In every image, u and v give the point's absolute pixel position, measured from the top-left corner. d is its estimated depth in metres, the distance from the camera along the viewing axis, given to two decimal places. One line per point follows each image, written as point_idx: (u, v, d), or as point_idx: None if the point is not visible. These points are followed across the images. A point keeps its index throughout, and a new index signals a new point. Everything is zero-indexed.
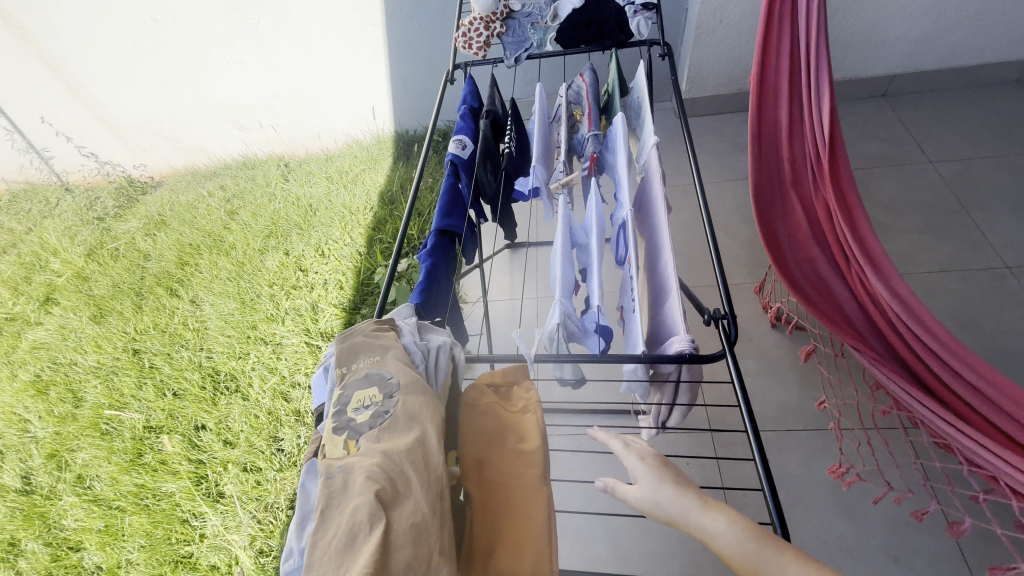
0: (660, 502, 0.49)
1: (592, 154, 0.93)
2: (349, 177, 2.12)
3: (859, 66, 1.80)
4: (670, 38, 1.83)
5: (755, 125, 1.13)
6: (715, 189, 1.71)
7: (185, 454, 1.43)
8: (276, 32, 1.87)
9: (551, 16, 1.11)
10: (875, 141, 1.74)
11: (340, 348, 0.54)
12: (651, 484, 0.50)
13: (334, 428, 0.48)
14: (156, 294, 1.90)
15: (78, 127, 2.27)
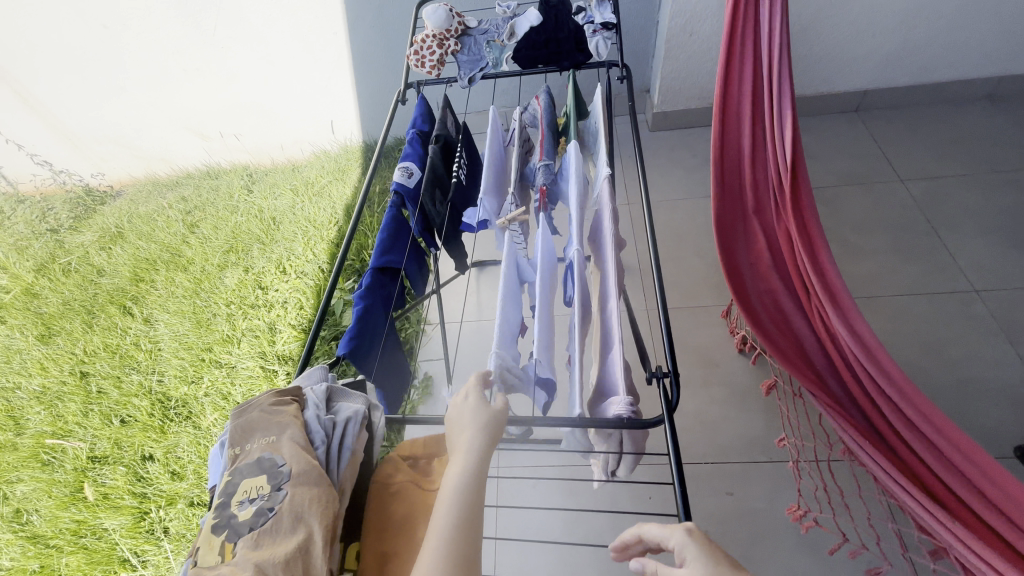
0: None
1: (542, 186, 0.88)
2: (315, 189, 2.05)
3: (831, 81, 1.78)
4: (642, 51, 1.79)
5: (718, 150, 1.09)
6: (686, 206, 1.67)
7: (130, 487, 1.36)
8: (234, 40, 1.80)
9: (507, 33, 1.05)
10: (846, 158, 1.72)
11: (234, 425, 0.49)
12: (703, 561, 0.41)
13: (214, 525, 0.43)
14: (109, 312, 1.81)
15: (30, 134, 2.16)
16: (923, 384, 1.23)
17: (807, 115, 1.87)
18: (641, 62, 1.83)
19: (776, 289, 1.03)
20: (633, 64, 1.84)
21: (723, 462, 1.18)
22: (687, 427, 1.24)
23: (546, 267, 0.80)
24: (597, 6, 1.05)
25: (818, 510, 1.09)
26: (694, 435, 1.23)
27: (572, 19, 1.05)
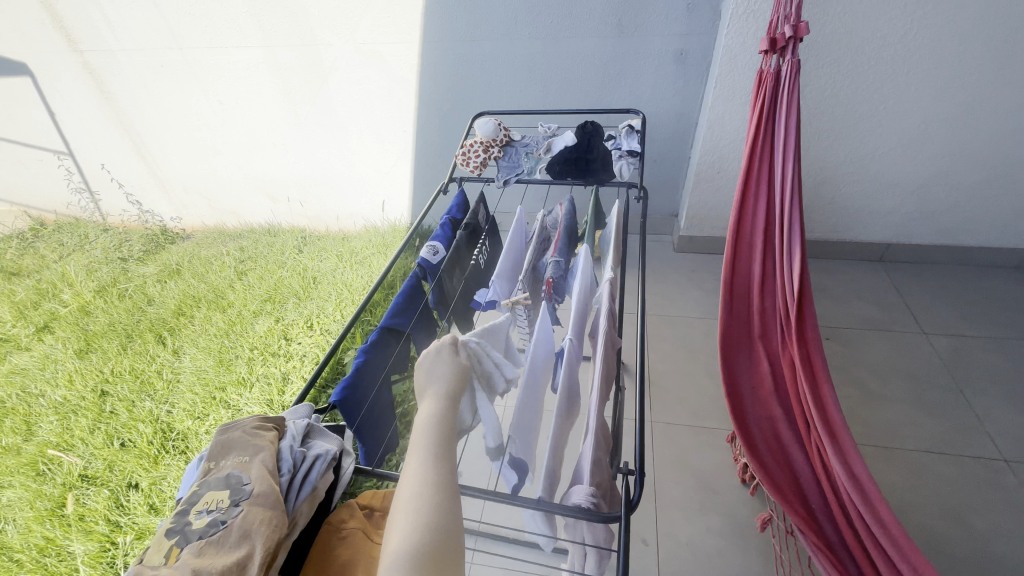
0: None
1: (550, 280, 0.95)
2: (357, 258, 2.22)
3: (853, 231, 1.86)
4: (673, 180, 1.96)
5: (728, 275, 1.14)
6: (702, 325, 1.70)
7: (106, 514, 1.35)
8: (319, 125, 2.10)
9: (544, 148, 1.23)
10: (867, 304, 1.74)
11: (215, 440, 0.52)
12: None
13: (170, 529, 0.46)
14: (144, 339, 1.94)
15: (132, 179, 2.51)
16: (943, 554, 1.12)
17: (830, 258, 1.93)
18: (672, 189, 1.99)
19: (777, 419, 1.02)
20: (664, 189, 1.99)
21: None
22: (675, 555, 1.16)
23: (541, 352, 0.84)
24: (625, 138, 1.22)
25: None
26: (682, 565, 1.14)
27: (602, 143, 1.18)
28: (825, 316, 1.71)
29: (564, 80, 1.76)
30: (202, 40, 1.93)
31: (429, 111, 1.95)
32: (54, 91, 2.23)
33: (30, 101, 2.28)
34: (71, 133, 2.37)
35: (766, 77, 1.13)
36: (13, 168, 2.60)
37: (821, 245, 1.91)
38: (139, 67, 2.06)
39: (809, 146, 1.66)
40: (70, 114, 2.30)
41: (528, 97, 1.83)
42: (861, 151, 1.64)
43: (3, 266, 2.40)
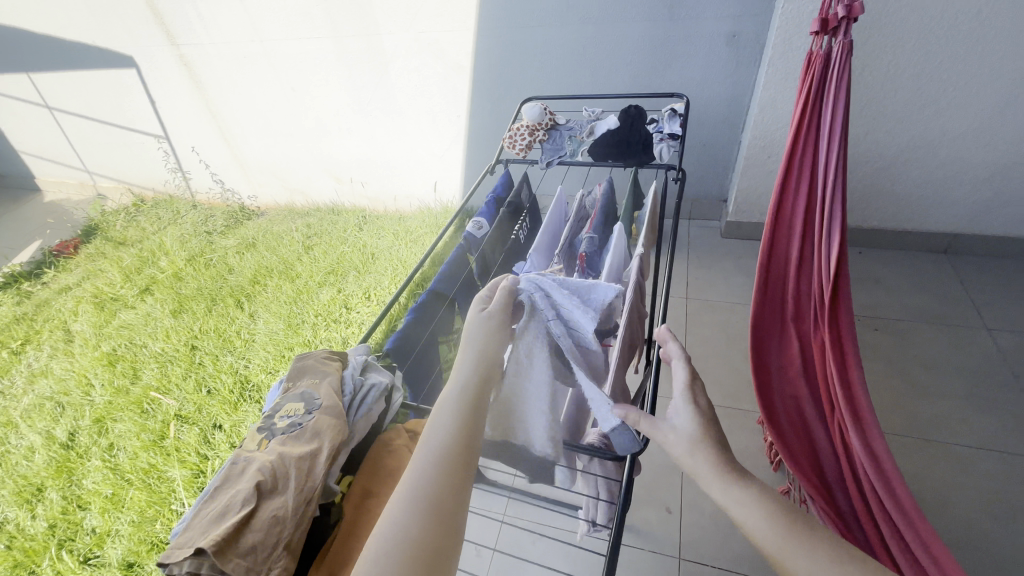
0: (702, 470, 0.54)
1: (583, 255, 1.03)
2: (411, 236, 2.37)
3: (916, 220, 1.77)
4: (722, 166, 1.94)
5: (765, 257, 1.16)
6: (743, 311, 1.70)
7: (197, 447, 1.57)
8: (381, 111, 2.24)
9: (587, 132, 1.29)
10: (926, 296, 1.67)
11: (293, 366, 0.65)
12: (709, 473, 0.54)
13: (259, 427, 0.58)
14: (226, 303, 2.19)
15: (217, 160, 2.79)
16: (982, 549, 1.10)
17: (889, 248, 1.85)
18: (721, 175, 1.97)
19: (802, 398, 1.05)
20: (713, 174, 1.98)
21: (732, 570, 1.12)
22: (698, 524, 1.20)
23: None
24: (668, 121, 1.25)
25: None
26: (704, 534, 1.19)
27: (644, 127, 1.22)
28: (877, 306, 1.65)
29: (613, 64, 1.79)
30: (280, 32, 2.11)
31: (482, 97, 2.04)
32: (155, 82, 2.51)
33: (135, 90, 2.58)
34: (167, 118, 2.67)
35: (816, 59, 1.12)
36: (120, 150, 2.95)
37: (879, 234, 1.83)
38: (225, 58, 2.29)
39: (868, 130, 1.60)
40: (166, 102, 2.58)
41: (578, 82, 1.88)
42: (927, 134, 1.56)
43: (111, 236, 2.76)
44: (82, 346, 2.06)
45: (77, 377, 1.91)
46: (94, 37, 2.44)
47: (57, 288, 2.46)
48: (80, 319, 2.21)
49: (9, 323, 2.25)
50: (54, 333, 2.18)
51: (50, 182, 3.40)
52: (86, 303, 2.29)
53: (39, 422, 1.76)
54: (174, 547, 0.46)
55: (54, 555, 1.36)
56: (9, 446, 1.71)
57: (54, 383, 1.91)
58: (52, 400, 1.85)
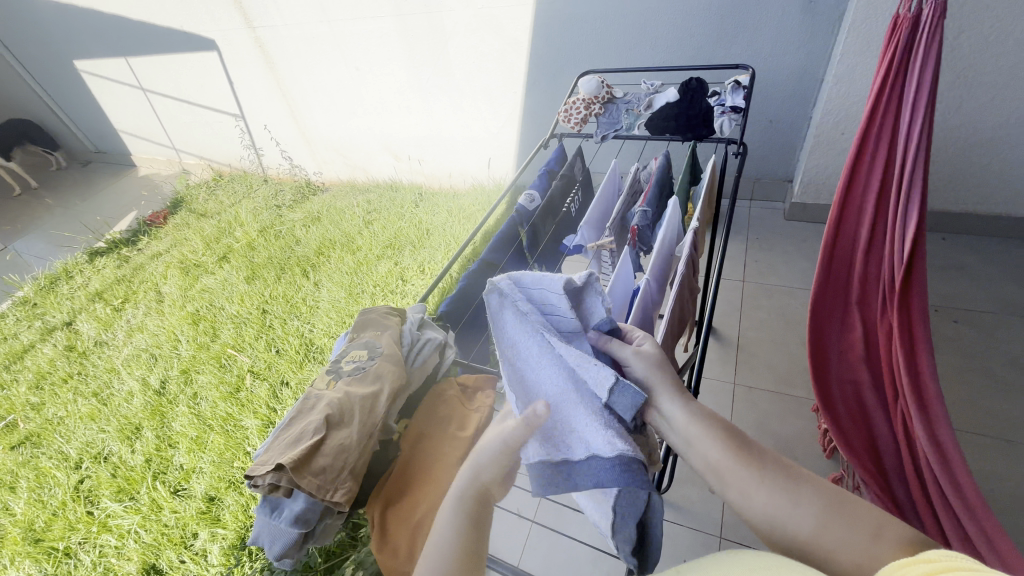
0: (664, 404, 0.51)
1: (635, 227, 1.02)
2: (465, 213, 2.42)
3: (1013, 203, 1.60)
4: (790, 143, 1.83)
5: (830, 237, 1.10)
6: (804, 296, 1.62)
7: (267, 401, 1.72)
8: (439, 88, 2.29)
9: (645, 105, 1.26)
10: (1018, 287, 1.52)
11: (358, 319, 0.70)
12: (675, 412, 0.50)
13: (328, 369, 0.63)
14: (293, 272, 2.34)
15: (287, 138, 2.95)
16: None
17: (977, 235, 1.69)
18: (788, 153, 1.86)
19: (862, 382, 1.01)
20: (779, 152, 1.88)
21: None
22: None
23: (619, 289, 0.94)
24: (731, 94, 1.20)
25: None
26: None
27: (705, 100, 1.17)
28: (959, 297, 1.53)
29: (675, 36, 1.72)
30: (346, 13, 2.19)
31: (538, 72, 2.04)
32: (234, 64, 2.68)
33: (215, 71, 2.78)
34: (243, 98, 2.85)
35: (903, 22, 1.02)
36: (203, 129, 3.20)
37: (967, 218, 1.67)
38: (296, 40, 2.41)
39: (961, 103, 1.46)
40: (243, 82, 2.75)
41: (637, 55, 1.83)
42: None
43: (194, 208, 3.01)
44: (171, 306, 2.29)
45: (166, 333, 2.13)
46: (181, 22, 2.64)
47: (150, 254, 2.73)
48: (168, 282, 2.45)
49: (111, 284, 2.54)
50: (148, 293, 2.43)
51: (144, 159, 3.74)
52: (174, 268, 2.53)
53: (136, 370, 1.99)
54: (258, 463, 0.52)
55: (149, 484, 1.55)
56: (113, 389, 1.94)
57: (148, 337, 2.14)
58: (146, 352, 2.07)
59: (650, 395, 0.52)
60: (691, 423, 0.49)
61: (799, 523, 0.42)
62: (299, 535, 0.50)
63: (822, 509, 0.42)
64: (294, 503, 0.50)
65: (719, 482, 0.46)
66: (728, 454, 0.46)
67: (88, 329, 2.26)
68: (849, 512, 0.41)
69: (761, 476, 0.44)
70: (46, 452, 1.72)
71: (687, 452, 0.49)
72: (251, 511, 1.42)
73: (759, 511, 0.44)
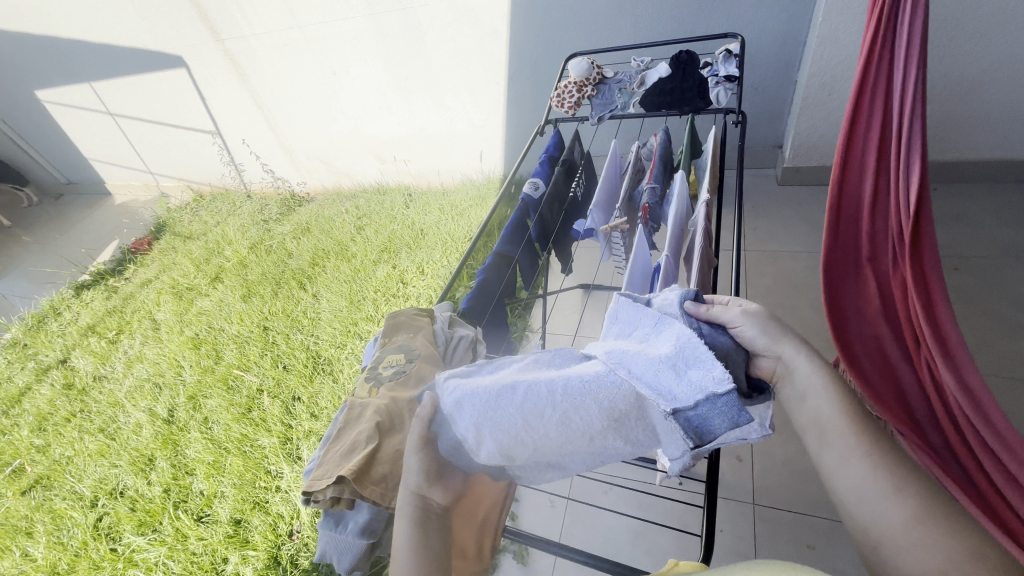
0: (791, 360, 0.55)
1: (646, 205, 1.01)
2: (457, 209, 2.40)
3: (999, 148, 1.63)
4: (778, 109, 1.84)
5: (834, 195, 1.11)
6: (807, 259, 1.64)
7: (281, 417, 1.69)
8: (419, 85, 2.25)
9: (637, 83, 1.25)
10: (1012, 229, 1.55)
11: (387, 322, 0.68)
12: (802, 362, 0.55)
13: (366, 377, 0.62)
14: (290, 285, 2.31)
15: (266, 151, 2.89)
16: None
17: (967, 182, 1.73)
18: (776, 119, 1.87)
19: (883, 336, 1.02)
20: (767, 119, 1.89)
21: (809, 513, 1.12)
22: (771, 471, 1.21)
23: (638, 269, 0.94)
24: (724, 63, 1.18)
25: None
26: (779, 481, 1.19)
27: (698, 71, 1.17)
28: (957, 245, 1.55)
29: (656, 12, 1.71)
30: (317, 16, 2.14)
31: (519, 61, 2.01)
32: (204, 78, 2.61)
33: (186, 88, 2.70)
34: (217, 113, 2.78)
35: None
36: (178, 149, 3.12)
37: (956, 167, 1.70)
38: (267, 48, 2.35)
39: (944, 53, 1.48)
40: (215, 97, 2.69)
41: (619, 34, 1.81)
42: (1013, 52, 1.42)
43: (178, 231, 2.94)
44: (168, 333, 2.24)
45: (168, 360, 2.08)
46: (145, 41, 2.56)
47: (139, 282, 2.66)
48: (162, 308, 2.40)
49: (103, 316, 2.48)
50: (143, 322, 2.38)
51: (118, 186, 3.64)
52: (166, 293, 2.47)
53: (141, 401, 1.94)
54: (312, 479, 0.50)
55: (171, 513, 1.52)
56: (120, 423, 1.90)
57: (149, 367, 2.10)
58: (149, 382, 2.03)
59: (770, 347, 0.56)
60: (817, 377, 0.53)
61: (893, 511, 0.46)
62: (367, 547, 0.49)
63: (927, 527, 0.44)
64: (358, 515, 0.49)
65: (822, 440, 0.52)
66: (847, 421, 0.51)
67: (85, 365, 2.20)
68: (950, 526, 0.44)
69: (874, 452, 0.49)
70: (59, 494, 1.68)
71: (801, 401, 0.54)
72: (280, 530, 1.41)
73: (853, 488, 0.48)
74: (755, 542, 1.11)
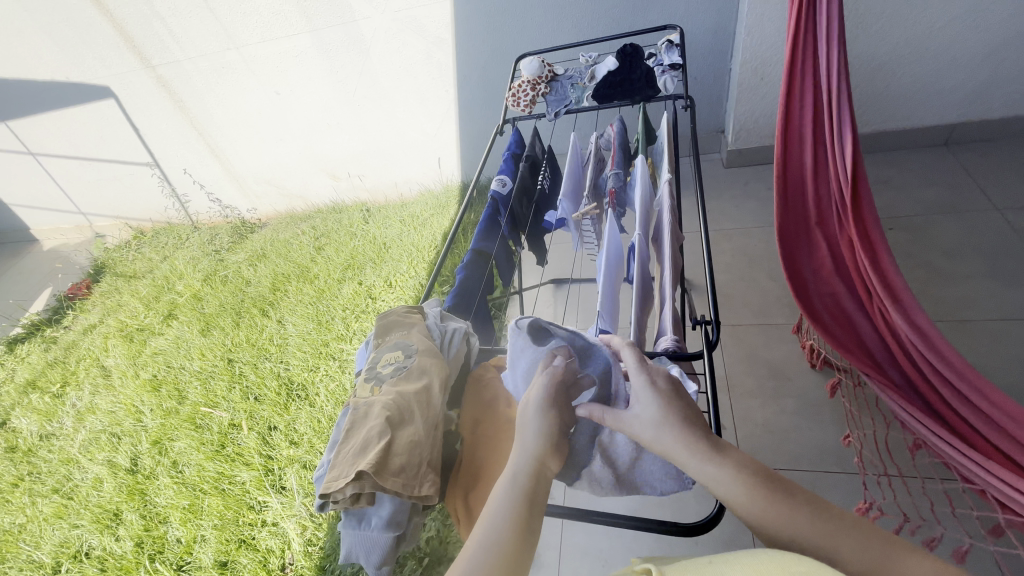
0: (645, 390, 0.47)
1: (612, 189, 1.06)
2: (419, 220, 2.40)
3: (913, 116, 1.79)
4: (716, 96, 1.95)
5: (781, 167, 1.17)
6: (760, 233, 1.73)
7: (259, 449, 1.62)
8: (369, 99, 2.24)
9: (589, 77, 1.30)
10: (933, 189, 1.70)
11: (378, 323, 0.68)
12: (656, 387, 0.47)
13: (365, 378, 0.61)
14: (252, 314, 2.22)
15: (211, 179, 2.78)
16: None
17: (890, 150, 1.88)
18: (716, 105, 1.98)
19: (839, 292, 1.09)
20: (708, 106, 1.99)
21: (794, 469, 1.13)
22: (753, 434, 1.21)
23: (613, 252, 0.97)
24: (666, 53, 1.26)
25: (886, 502, 1.04)
26: (761, 443, 1.19)
27: (644, 63, 1.23)
28: (889, 207, 1.69)
29: (595, 11, 1.78)
30: (256, 36, 2.10)
31: (467, 68, 2.04)
32: (137, 108, 2.49)
33: (117, 120, 2.56)
34: (154, 144, 2.65)
35: None
36: (113, 186, 2.94)
37: (879, 137, 1.86)
38: (204, 72, 2.28)
39: (858, 33, 1.62)
40: (151, 126, 2.56)
41: (562, 34, 1.87)
42: (915, 29, 1.58)
43: (120, 271, 2.76)
44: (121, 379, 2.09)
45: (124, 407, 1.95)
46: (67, 72, 2.42)
47: (81, 328, 2.48)
48: (111, 353, 2.24)
49: (43, 370, 2.29)
50: (90, 370, 2.21)
51: (46, 231, 3.39)
52: (115, 337, 2.32)
53: (98, 454, 1.80)
54: (329, 481, 0.49)
55: (147, 566, 1.42)
56: (76, 479, 1.75)
57: (103, 417, 1.95)
58: (105, 432, 1.88)
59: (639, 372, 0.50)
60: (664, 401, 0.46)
61: (803, 535, 0.38)
62: (393, 540, 0.49)
63: (851, 541, 0.37)
64: (380, 510, 0.49)
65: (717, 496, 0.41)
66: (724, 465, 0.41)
67: (28, 424, 2.02)
68: (850, 525, 0.38)
69: (757, 478, 0.40)
70: (13, 565, 1.53)
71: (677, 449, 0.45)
72: (272, 565, 1.34)
73: (754, 515, 0.39)
74: None
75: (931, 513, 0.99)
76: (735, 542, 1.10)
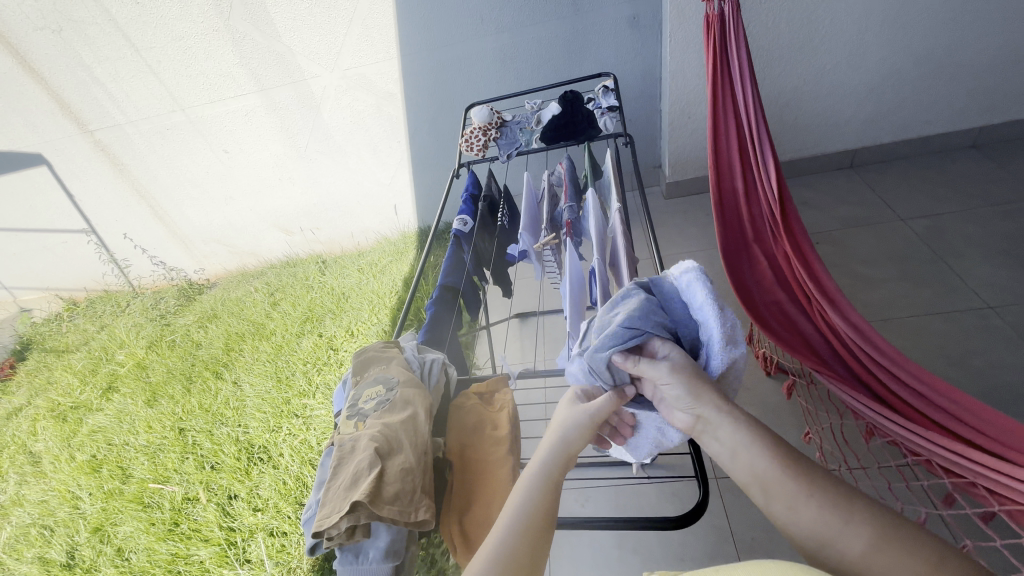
0: (735, 456, 0.46)
1: (568, 221, 1.11)
2: (377, 268, 2.41)
3: (820, 145, 2.03)
4: (651, 135, 2.13)
5: (716, 193, 1.30)
6: (704, 255, 1.86)
7: (218, 522, 1.49)
8: (321, 153, 2.28)
9: (535, 121, 1.39)
10: (847, 206, 1.90)
11: (355, 360, 0.68)
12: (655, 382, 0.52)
13: (347, 415, 0.61)
14: (204, 377, 2.10)
15: (155, 242, 2.69)
16: None
17: (805, 174, 2.10)
18: (652, 143, 2.16)
19: (782, 301, 1.18)
20: (645, 144, 2.17)
21: None
22: None
23: (575, 280, 1.02)
24: (603, 97, 1.39)
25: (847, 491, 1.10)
26: None
27: (584, 106, 1.33)
28: (811, 225, 1.87)
29: (534, 64, 1.93)
30: (203, 97, 2.12)
31: (417, 119, 2.12)
32: (73, 174, 2.40)
33: (49, 186, 2.45)
34: (92, 211, 2.55)
35: (712, 20, 1.26)
36: (42, 255, 2.76)
37: (794, 164, 2.07)
38: (146, 134, 2.26)
39: (765, 75, 1.84)
40: (89, 191, 2.47)
41: (505, 85, 2.00)
42: (812, 70, 1.82)
43: (50, 346, 2.56)
44: (52, 464, 1.89)
45: (57, 494, 1.75)
46: None
47: (3, 413, 2.23)
48: (41, 437, 2.03)
49: None
50: (15, 459, 1.98)
51: None
52: (44, 419, 2.11)
53: (26, 551, 1.59)
54: (320, 518, 0.49)
55: None
56: None
57: (31, 508, 1.73)
58: (35, 526, 1.67)
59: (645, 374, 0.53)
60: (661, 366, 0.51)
61: (808, 517, 0.41)
62: (392, 570, 0.49)
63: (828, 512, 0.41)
64: (378, 541, 0.50)
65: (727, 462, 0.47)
66: (743, 437, 0.46)
67: None
68: (837, 500, 0.41)
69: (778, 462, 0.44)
70: None
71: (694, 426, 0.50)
72: None
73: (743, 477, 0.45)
74: (725, 514, 1.17)
75: (888, 490, 1.04)
76: (718, 553, 1.11)
